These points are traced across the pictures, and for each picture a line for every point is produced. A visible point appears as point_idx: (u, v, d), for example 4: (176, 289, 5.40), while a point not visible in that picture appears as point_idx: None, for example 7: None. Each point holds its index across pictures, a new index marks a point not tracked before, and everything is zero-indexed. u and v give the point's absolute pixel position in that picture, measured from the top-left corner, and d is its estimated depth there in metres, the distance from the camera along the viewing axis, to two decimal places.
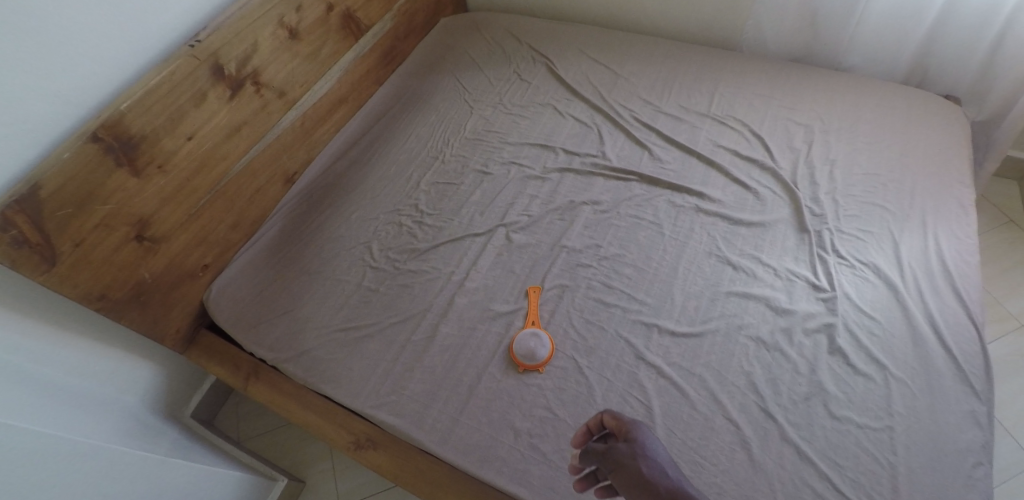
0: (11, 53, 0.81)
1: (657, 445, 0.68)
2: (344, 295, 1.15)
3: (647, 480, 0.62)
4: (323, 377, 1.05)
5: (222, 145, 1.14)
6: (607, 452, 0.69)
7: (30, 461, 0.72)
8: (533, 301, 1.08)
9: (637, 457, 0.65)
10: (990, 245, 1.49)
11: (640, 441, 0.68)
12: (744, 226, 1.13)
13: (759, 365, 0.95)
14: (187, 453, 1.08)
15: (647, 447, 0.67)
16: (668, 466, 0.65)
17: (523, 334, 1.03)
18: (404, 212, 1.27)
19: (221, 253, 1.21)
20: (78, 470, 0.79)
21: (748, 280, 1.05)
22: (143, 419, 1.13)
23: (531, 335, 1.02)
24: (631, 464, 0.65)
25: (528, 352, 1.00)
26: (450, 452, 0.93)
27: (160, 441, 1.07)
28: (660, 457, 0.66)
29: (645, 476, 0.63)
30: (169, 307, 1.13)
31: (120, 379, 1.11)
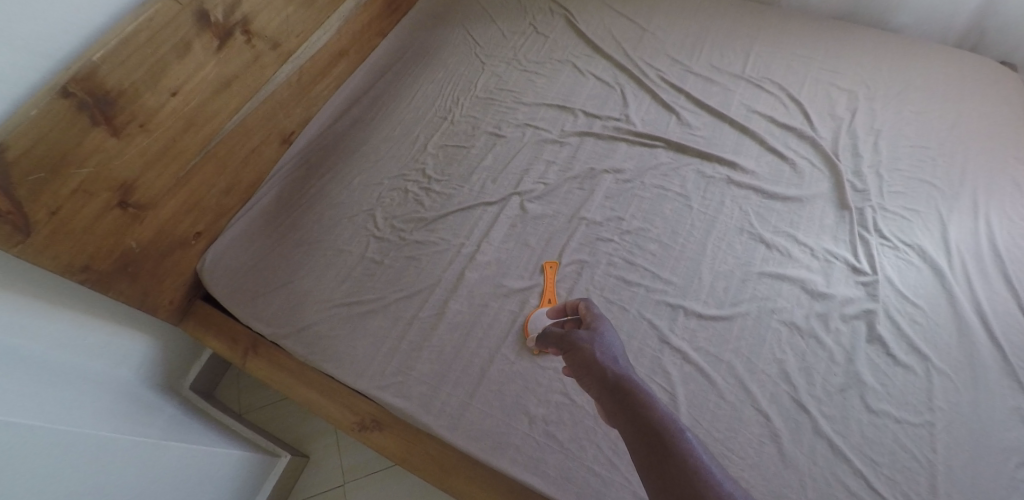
0: None
1: (613, 338, 0.72)
2: (346, 267, 1.07)
3: (594, 361, 0.67)
4: (324, 355, 0.98)
5: (211, 102, 1.04)
6: (565, 337, 0.72)
7: (13, 454, 0.66)
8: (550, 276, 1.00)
9: (592, 342, 0.69)
10: None
11: (599, 332, 0.72)
12: (779, 201, 1.04)
13: (792, 353, 0.89)
14: (185, 430, 1.03)
15: (604, 336, 0.72)
16: (618, 355, 0.69)
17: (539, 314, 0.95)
18: (409, 177, 1.17)
19: (215, 219, 1.13)
20: (62, 459, 0.73)
21: (783, 261, 0.97)
22: (138, 393, 1.08)
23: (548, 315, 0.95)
24: (583, 346, 0.69)
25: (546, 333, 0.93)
26: (459, 439, 0.87)
27: (157, 418, 1.02)
28: (613, 346, 0.71)
29: (594, 358, 0.67)
30: (160, 278, 1.06)
31: (112, 352, 1.05)
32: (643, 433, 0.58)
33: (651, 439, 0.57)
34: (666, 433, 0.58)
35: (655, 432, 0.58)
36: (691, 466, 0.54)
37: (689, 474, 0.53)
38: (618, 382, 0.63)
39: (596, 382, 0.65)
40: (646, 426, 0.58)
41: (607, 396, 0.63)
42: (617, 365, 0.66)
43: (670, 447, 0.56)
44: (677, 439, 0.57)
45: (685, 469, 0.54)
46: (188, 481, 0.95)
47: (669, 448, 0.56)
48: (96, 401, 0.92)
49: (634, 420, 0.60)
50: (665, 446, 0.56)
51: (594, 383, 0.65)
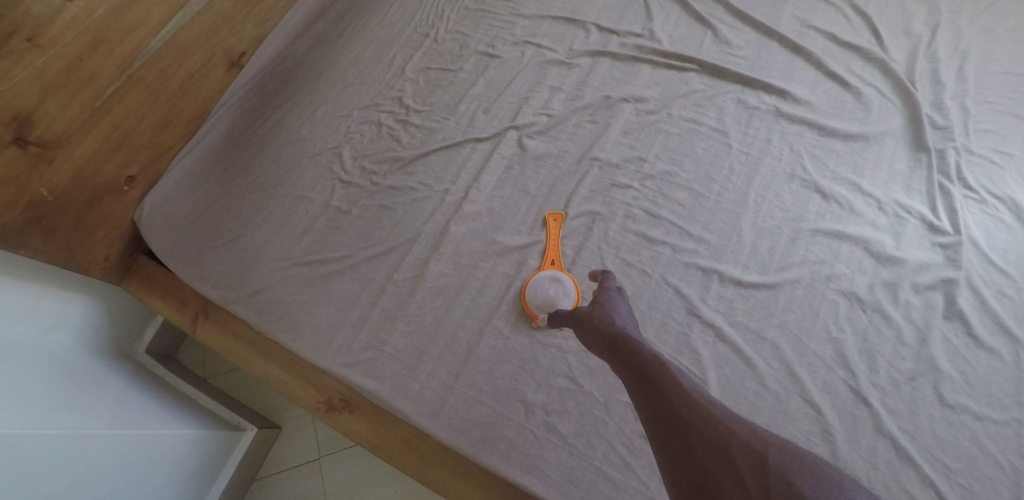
0: None
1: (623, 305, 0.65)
2: (307, 218, 0.88)
3: (601, 327, 0.60)
4: (280, 324, 0.81)
5: (124, 10, 0.82)
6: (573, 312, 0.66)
7: None
8: (553, 229, 0.81)
9: (598, 311, 0.62)
10: None
11: (608, 299, 0.65)
12: (840, 139, 0.84)
13: (851, 331, 0.72)
14: (132, 408, 0.89)
15: (615, 302, 0.65)
16: (629, 321, 0.62)
17: (539, 279, 0.78)
18: (384, 107, 0.96)
19: (152, 161, 0.94)
20: None
21: (843, 215, 0.79)
22: (80, 362, 0.92)
23: (549, 279, 0.78)
24: (591, 315, 0.62)
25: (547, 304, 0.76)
26: (441, 430, 0.72)
27: (100, 394, 0.87)
28: (625, 313, 0.63)
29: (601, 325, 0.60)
30: (89, 232, 0.88)
31: (35, 315, 0.87)
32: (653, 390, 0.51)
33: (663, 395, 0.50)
34: (674, 382, 0.51)
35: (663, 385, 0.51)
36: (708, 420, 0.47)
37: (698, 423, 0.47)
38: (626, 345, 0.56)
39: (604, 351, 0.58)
40: (652, 379, 0.52)
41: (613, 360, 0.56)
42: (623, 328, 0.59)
43: (678, 395, 0.49)
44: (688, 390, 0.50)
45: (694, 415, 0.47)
46: (124, 472, 0.80)
47: (677, 397, 0.49)
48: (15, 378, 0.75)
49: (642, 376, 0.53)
50: (673, 396, 0.49)
51: (600, 349, 0.58)
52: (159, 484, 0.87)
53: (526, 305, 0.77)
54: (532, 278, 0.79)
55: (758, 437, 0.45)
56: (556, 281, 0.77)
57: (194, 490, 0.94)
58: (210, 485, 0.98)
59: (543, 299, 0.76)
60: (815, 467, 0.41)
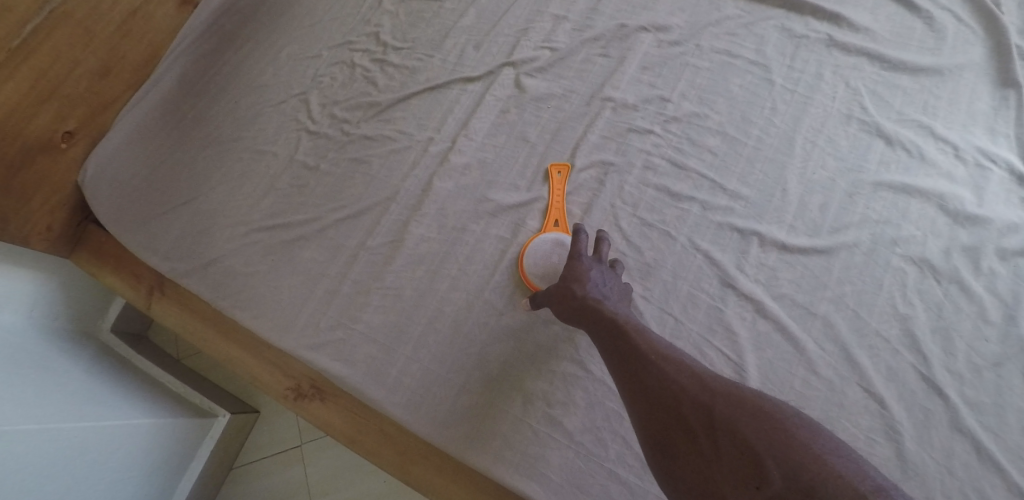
0: None
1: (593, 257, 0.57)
2: (268, 175, 0.75)
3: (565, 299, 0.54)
4: (238, 300, 0.69)
5: None
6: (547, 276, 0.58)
7: None
8: (557, 183, 0.68)
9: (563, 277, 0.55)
10: None
11: (575, 260, 0.56)
12: (908, 73, 0.69)
13: (922, 305, 0.58)
14: (81, 400, 0.76)
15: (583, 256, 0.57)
16: (602, 278, 0.56)
17: (541, 244, 0.65)
18: (358, 46, 0.82)
19: (91, 114, 0.80)
20: None
21: (911, 165, 0.64)
22: (28, 346, 0.79)
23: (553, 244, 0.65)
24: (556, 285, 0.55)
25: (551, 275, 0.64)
26: (423, 425, 0.61)
27: (42, 383, 0.73)
28: (597, 269, 0.56)
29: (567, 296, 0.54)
30: (23, 197, 0.74)
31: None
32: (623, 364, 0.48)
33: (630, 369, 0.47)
34: (636, 349, 0.48)
35: (628, 357, 0.48)
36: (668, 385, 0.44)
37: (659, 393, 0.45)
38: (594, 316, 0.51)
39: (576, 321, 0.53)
40: (619, 350, 0.49)
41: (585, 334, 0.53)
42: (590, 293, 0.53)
43: (640, 364, 0.47)
44: (650, 352, 0.47)
45: (654, 383, 0.45)
46: (56, 476, 0.66)
47: (639, 365, 0.47)
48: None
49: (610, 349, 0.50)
50: (634, 363, 0.47)
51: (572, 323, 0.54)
52: (103, 487, 0.74)
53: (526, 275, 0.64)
54: (532, 242, 0.66)
55: (712, 390, 0.43)
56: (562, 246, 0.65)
57: (158, 485, 0.84)
58: (178, 479, 0.88)
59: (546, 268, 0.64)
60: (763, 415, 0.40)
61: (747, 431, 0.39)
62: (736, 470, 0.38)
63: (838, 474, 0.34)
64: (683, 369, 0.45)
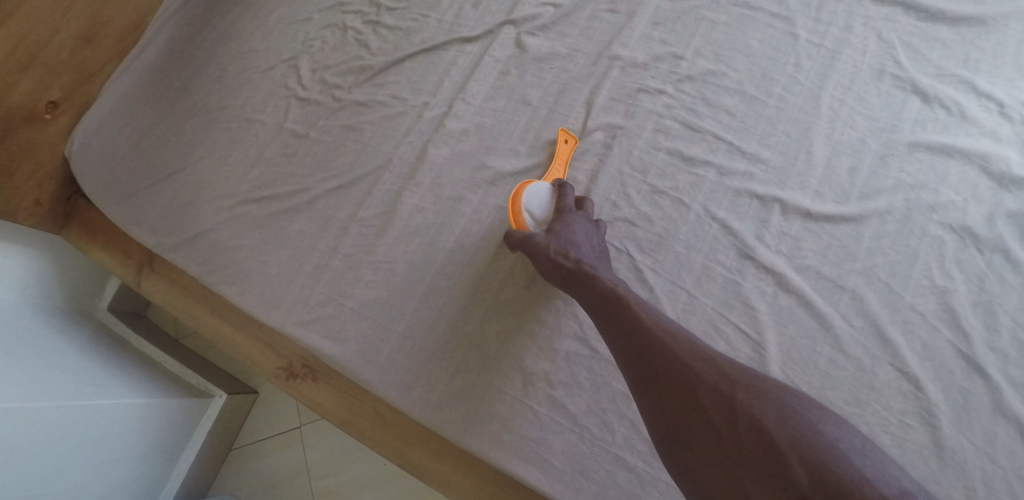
0: None
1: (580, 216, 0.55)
2: (257, 145, 0.71)
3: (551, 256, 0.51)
4: (225, 275, 0.66)
5: None
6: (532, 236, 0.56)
7: None
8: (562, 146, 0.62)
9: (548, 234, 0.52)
10: None
11: (562, 220, 0.54)
12: (947, 23, 0.63)
13: (963, 277, 0.53)
14: (77, 378, 0.73)
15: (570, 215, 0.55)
16: (585, 236, 0.53)
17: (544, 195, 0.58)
18: (350, 7, 0.76)
19: (76, 83, 0.78)
20: None
21: (952, 124, 0.58)
22: (28, 321, 0.77)
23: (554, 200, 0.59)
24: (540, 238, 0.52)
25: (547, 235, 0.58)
26: (416, 406, 0.57)
27: (31, 362, 0.70)
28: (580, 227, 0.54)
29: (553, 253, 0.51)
30: (13, 169, 0.73)
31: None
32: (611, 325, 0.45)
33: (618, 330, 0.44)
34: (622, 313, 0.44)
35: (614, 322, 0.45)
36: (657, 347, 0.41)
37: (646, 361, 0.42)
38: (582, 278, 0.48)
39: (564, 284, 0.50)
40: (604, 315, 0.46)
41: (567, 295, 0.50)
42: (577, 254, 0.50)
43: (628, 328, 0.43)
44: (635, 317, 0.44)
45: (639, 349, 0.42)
46: (47, 455, 0.64)
47: (624, 330, 0.43)
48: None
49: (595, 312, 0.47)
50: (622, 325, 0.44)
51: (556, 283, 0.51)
52: (101, 465, 0.72)
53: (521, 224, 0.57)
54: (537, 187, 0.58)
55: (699, 354, 0.40)
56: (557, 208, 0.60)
57: (156, 463, 0.82)
58: (177, 456, 0.86)
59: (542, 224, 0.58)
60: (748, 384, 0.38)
61: (736, 398, 0.37)
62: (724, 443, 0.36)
63: (829, 442, 0.33)
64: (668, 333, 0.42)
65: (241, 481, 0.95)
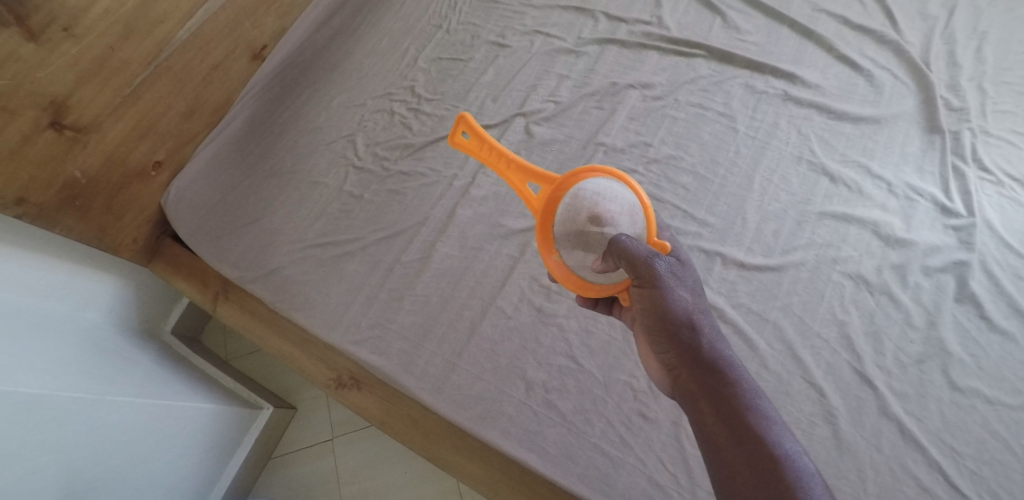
0: None
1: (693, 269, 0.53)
2: (321, 202, 0.91)
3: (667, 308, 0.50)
4: (294, 302, 0.84)
5: (152, 3, 0.87)
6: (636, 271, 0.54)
7: None
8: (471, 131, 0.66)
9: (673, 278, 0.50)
10: None
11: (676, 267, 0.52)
12: (850, 123, 0.83)
13: (857, 313, 0.71)
14: (153, 381, 0.92)
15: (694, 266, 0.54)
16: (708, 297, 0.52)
17: (597, 190, 0.58)
18: (397, 97, 0.99)
19: (176, 147, 0.99)
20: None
21: (851, 198, 0.78)
22: (106, 338, 0.98)
23: (578, 213, 0.58)
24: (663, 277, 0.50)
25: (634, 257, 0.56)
26: (444, 405, 0.74)
27: (122, 370, 0.90)
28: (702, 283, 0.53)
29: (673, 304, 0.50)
30: (120, 214, 0.94)
31: (50, 286, 0.90)
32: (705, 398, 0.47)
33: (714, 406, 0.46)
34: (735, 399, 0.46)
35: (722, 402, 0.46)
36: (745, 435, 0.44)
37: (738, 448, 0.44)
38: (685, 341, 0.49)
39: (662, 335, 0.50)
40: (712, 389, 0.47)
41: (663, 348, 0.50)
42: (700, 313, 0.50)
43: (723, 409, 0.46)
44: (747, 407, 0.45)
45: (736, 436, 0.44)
46: (133, 444, 0.81)
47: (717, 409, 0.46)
48: (23, 344, 0.77)
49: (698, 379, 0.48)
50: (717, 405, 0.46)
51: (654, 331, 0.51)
52: (171, 460, 0.88)
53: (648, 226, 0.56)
54: (608, 173, 0.60)
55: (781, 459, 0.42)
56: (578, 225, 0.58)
57: (214, 461, 0.96)
58: (230, 456, 1.01)
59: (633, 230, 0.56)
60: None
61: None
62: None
63: None
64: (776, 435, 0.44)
65: (274, 488, 1.08)
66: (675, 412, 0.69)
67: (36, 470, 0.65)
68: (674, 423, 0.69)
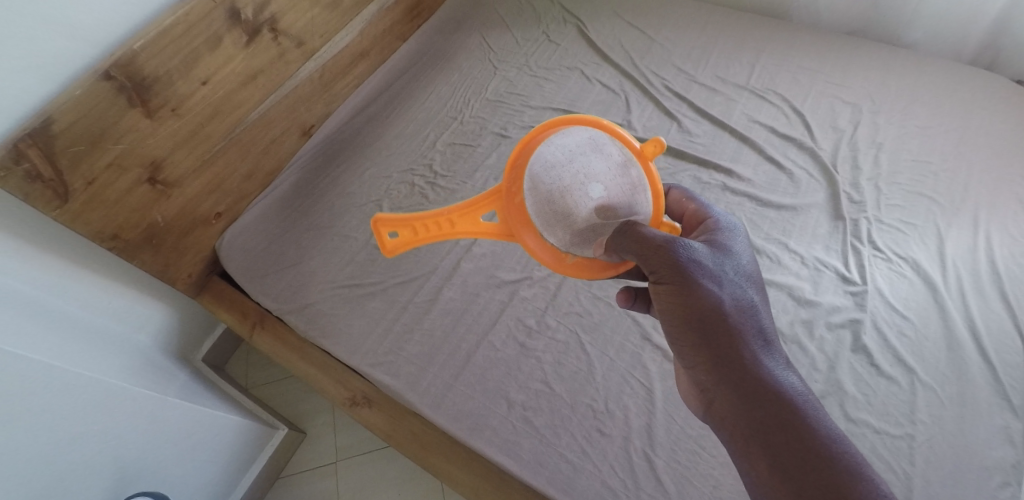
0: (49, 12, 0.85)
1: (726, 256, 0.64)
2: (351, 252, 1.13)
3: (692, 303, 0.60)
4: (323, 331, 1.04)
5: (238, 92, 1.12)
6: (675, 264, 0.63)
7: (55, 391, 0.75)
8: (403, 232, 0.83)
9: (694, 275, 0.60)
10: None
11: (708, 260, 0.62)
12: (774, 209, 1.06)
13: None
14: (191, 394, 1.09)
15: (723, 250, 0.64)
16: (735, 281, 0.62)
17: (543, 175, 0.73)
18: (418, 172, 1.24)
19: (235, 202, 1.20)
20: (87, 398, 0.80)
21: (771, 267, 0.99)
22: (153, 357, 1.15)
23: (556, 211, 0.74)
24: (693, 275, 0.60)
25: (640, 178, 0.70)
26: (442, 419, 0.91)
27: (166, 384, 1.07)
28: (730, 268, 0.63)
29: (699, 298, 0.60)
30: (183, 252, 1.14)
31: (115, 308, 1.10)
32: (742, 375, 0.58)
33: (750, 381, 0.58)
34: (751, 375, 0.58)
35: (747, 378, 0.58)
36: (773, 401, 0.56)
37: (752, 415, 0.57)
38: (723, 326, 0.59)
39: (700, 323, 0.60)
40: (728, 369, 0.58)
41: (685, 336, 0.61)
42: (723, 303, 0.60)
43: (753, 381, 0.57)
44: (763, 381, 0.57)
45: (749, 405, 0.57)
46: (180, 440, 0.97)
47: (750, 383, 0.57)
48: (82, 349, 0.96)
49: (715, 359, 0.59)
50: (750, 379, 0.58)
51: (686, 319, 0.60)
52: (204, 462, 1.02)
53: (626, 145, 0.69)
54: (530, 146, 0.75)
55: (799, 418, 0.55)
56: (568, 212, 0.73)
57: (234, 470, 1.11)
58: (247, 470, 1.15)
59: (609, 164, 0.71)
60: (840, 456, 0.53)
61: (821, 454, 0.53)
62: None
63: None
64: (789, 403, 0.56)
65: None
66: (627, 429, 0.86)
67: (96, 446, 0.82)
68: (626, 438, 0.85)
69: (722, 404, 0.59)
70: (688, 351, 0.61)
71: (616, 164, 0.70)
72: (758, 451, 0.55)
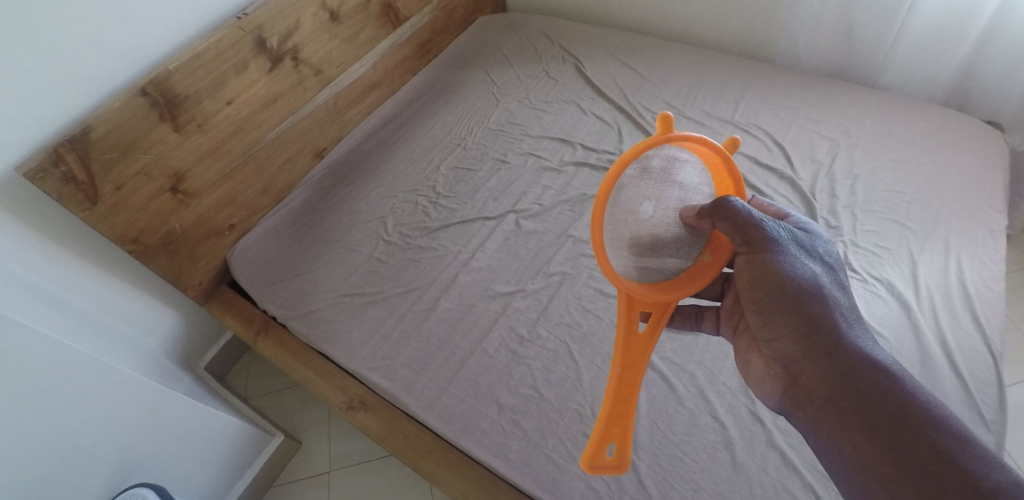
0: (96, 35, 0.94)
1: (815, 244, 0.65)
2: (355, 263, 1.19)
3: (781, 270, 0.60)
4: (325, 336, 1.09)
5: (258, 114, 1.21)
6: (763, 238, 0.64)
7: (66, 376, 0.79)
8: (611, 436, 0.75)
9: (786, 245, 0.62)
10: (1015, 286, 1.46)
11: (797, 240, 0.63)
12: None
13: None
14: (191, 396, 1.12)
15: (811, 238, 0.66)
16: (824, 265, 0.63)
17: (619, 249, 0.68)
18: (422, 193, 1.31)
19: (248, 215, 1.28)
20: (99, 386, 0.84)
21: None
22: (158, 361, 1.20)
23: (653, 252, 0.69)
24: (785, 248, 0.61)
25: (665, 154, 0.67)
26: (434, 420, 0.95)
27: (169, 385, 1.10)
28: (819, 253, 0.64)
29: (790, 267, 0.60)
30: (196, 260, 1.20)
31: (128, 312, 1.15)
32: (830, 341, 0.57)
33: (838, 348, 0.56)
34: (839, 342, 0.57)
35: (837, 345, 0.57)
36: (863, 368, 0.55)
37: (842, 375, 0.55)
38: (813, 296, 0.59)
39: (791, 288, 0.59)
40: (816, 333, 0.57)
41: (773, 306, 0.61)
42: (812, 274, 0.60)
43: (842, 350, 0.56)
44: (850, 344, 0.56)
45: (839, 368, 0.55)
46: (180, 437, 1.00)
47: (839, 351, 0.56)
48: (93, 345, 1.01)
49: (802, 322, 0.59)
50: (839, 347, 0.56)
51: (774, 285, 0.60)
52: (197, 463, 1.05)
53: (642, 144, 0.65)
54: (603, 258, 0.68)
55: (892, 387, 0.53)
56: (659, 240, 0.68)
57: (228, 474, 1.13)
58: (241, 474, 1.17)
59: (637, 182, 0.67)
60: (940, 420, 0.50)
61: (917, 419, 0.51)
62: (888, 460, 0.50)
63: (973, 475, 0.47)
64: (882, 371, 0.54)
65: None
66: None
67: (101, 434, 0.86)
68: None
69: (809, 370, 0.57)
70: (774, 320, 0.61)
71: (639, 175, 0.67)
72: (849, 413, 0.53)
